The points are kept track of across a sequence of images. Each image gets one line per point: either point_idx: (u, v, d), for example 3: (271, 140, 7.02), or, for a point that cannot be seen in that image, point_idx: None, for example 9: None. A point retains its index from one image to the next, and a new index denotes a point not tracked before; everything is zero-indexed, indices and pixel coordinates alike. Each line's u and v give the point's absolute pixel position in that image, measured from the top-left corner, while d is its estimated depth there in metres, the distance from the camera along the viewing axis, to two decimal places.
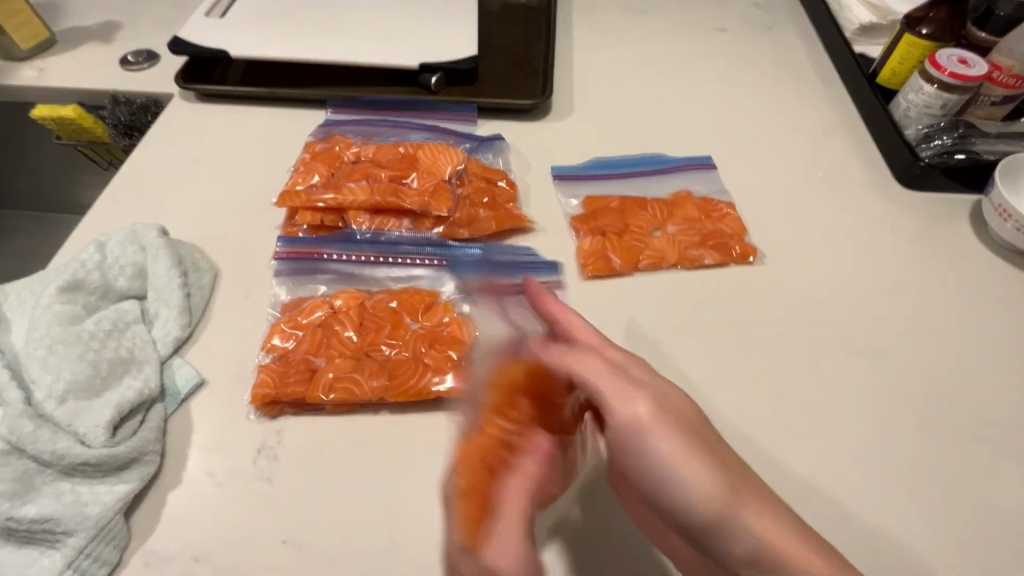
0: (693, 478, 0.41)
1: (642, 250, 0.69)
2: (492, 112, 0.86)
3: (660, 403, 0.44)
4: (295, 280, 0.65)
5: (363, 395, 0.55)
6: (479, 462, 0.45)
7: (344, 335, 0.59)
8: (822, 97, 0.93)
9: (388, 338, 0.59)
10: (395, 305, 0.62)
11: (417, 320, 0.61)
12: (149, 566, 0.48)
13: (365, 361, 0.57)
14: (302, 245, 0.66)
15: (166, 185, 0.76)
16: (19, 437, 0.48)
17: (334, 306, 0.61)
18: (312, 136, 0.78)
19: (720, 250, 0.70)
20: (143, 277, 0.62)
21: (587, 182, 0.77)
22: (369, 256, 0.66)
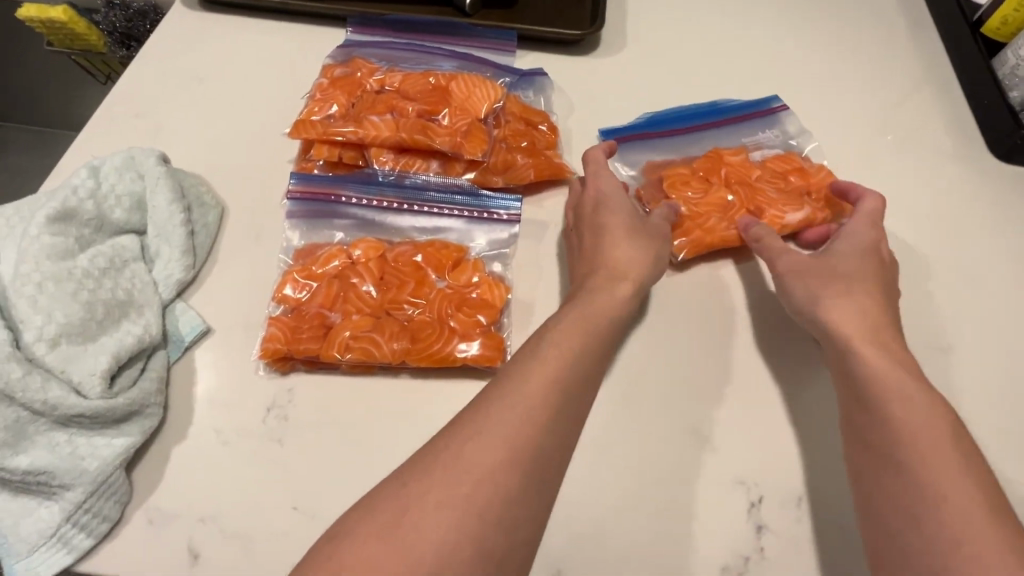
0: (839, 309, 0.49)
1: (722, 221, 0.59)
2: (534, 42, 0.76)
3: (857, 229, 0.55)
4: (310, 224, 0.59)
5: (382, 358, 0.50)
6: (735, 178, 0.62)
7: (362, 290, 0.53)
8: (910, 47, 0.81)
9: (411, 297, 0.53)
10: (419, 259, 0.55)
11: (443, 279, 0.55)
12: (152, 524, 0.45)
13: (385, 321, 0.52)
14: (317, 183, 0.59)
15: (168, 104, 0.68)
16: (6, 383, 0.43)
17: (352, 257, 0.56)
18: (329, 57, 0.69)
19: (804, 208, 0.60)
20: (143, 210, 0.56)
21: (645, 146, 0.67)
22: (390, 202, 0.59)
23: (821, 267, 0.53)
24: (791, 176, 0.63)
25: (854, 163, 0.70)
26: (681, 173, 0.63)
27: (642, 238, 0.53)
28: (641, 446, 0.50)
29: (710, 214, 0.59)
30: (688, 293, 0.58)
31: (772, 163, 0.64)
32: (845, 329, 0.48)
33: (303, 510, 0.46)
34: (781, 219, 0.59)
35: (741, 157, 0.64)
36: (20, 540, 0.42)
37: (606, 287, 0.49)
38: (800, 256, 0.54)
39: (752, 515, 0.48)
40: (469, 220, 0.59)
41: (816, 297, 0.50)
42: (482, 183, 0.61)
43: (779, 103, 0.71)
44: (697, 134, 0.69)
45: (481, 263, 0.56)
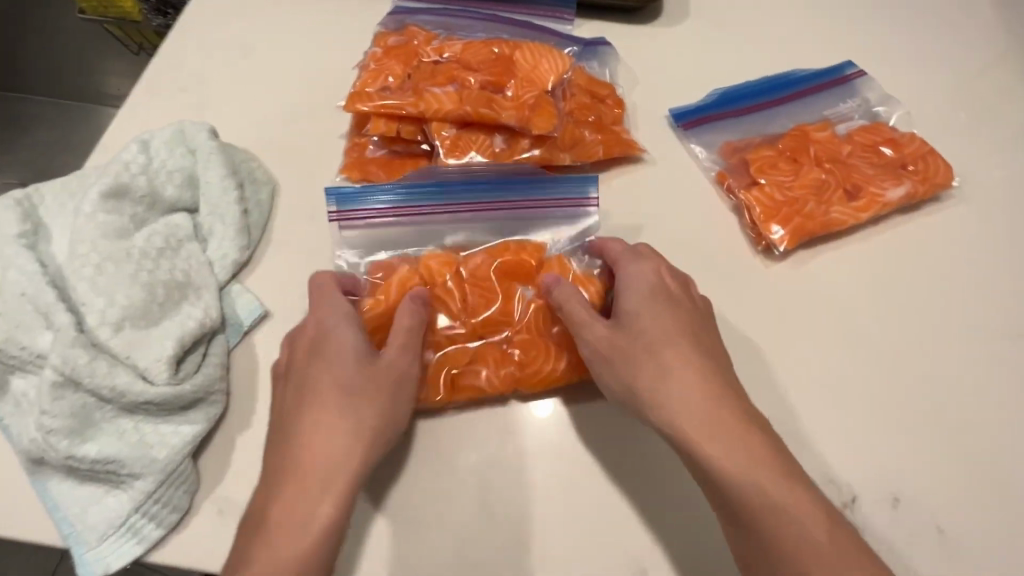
0: (668, 403, 0.41)
1: (817, 203, 0.56)
2: (593, 10, 0.72)
3: (631, 278, 0.47)
4: (371, 247, 0.53)
5: (495, 389, 0.47)
6: (823, 157, 0.58)
7: (446, 317, 0.49)
8: (997, 16, 0.76)
9: (503, 317, 0.49)
10: (501, 270, 0.50)
11: (530, 287, 0.50)
12: (222, 514, 0.43)
13: (483, 348, 0.48)
14: (367, 202, 0.52)
15: (212, 73, 0.65)
16: (74, 369, 0.42)
17: (427, 281, 0.50)
18: (381, 25, 0.65)
19: (902, 179, 0.57)
20: (194, 187, 0.54)
21: (720, 127, 0.63)
22: (458, 211, 0.53)
23: (621, 339, 0.44)
24: (884, 149, 0.59)
25: (941, 139, 0.65)
26: (767, 154, 0.59)
27: (344, 392, 0.42)
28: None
29: (804, 196, 0.56)
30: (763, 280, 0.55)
31: (861, 135, 0.60)
32: (676, 413, 0.41)
33: (371, 502, 0.44)
34: (883, 196, 0.56)
35: (828, 133, 0.60)
36: (90, 529, 0.41)
37: (342, 429, 0.41)
38: (599, 327, 0.45)
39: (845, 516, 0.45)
40: (546, 219, 0.54)
41: (632, 383, 0.43)
42: (547, 161, 0.56)
43: (853, 69, 0.67)
44: (772, 111, 0.64)
45: (567, 260, 0.52)
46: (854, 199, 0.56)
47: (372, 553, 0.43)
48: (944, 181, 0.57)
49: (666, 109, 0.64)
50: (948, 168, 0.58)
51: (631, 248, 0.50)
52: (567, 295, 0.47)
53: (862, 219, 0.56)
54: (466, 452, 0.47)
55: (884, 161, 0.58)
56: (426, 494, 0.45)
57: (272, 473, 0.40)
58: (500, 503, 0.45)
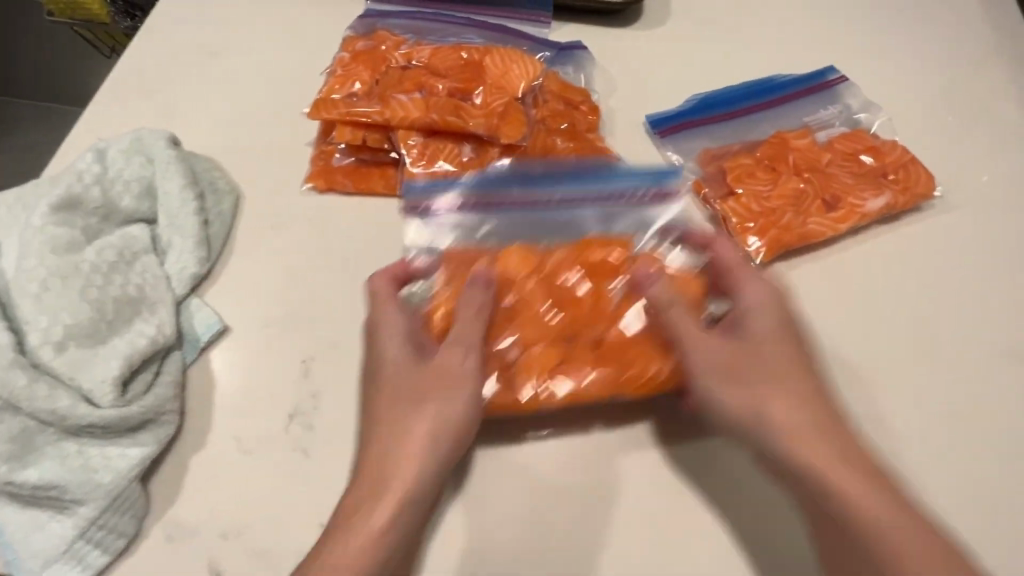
0: (778, 418, 0.40)
1: (795, 213, 0.54)
2: (572, 13, 0.70)
3: (755, 300, 0.44)
4: (444, 230, 0.52)
5: (591, 394, 0.45)
6: (801, 165, 0.57)
7: (538, 312, 0.46)
8: (986, 14, 0.74)
9: (599, 314, 0.47)
10: (585, 262, 0.48)
11: (617, 279, 0.48)
12: (172, 539, 0.42)
13: (570, 347, 0.46)
14: (443, 186, 0.52)
15: (178, 78, 0.63)
16: (12, 393, 0.41)
17: (507, 272, 0.48)
18: (350, 28, 0.63)
19: (882, 188, 0.55)
20: (152, 197, 0.52)
21: (694, 134, 0.61)
22: (533, 200, 0.53)
23: (749, 353, 0.43)
24: (866, 156, 0.57)
25: (927, 145, 0.63)
26: (744, 161, 0.57)
27: (423, 398, 0.41)
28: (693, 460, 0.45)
29: (780, 207, 0.54)
30: None
31: (841, 142, 0.58)
32: (785, 423, 0.40)
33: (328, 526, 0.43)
34: (861, 207, 0.55)
35: (807, 140, 0.58)
36: (29, 558, 0.40)
37: (420, 433, 0.40)
38: (712, 340, 0.43)
39: None
40: (640, 204, 0.53)
41: (740, 406, 0.41)
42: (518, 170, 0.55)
43: (834, 75, 0.65)
44: (752, 118, 0.63)
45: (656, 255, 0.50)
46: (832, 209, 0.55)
47: None
48: (924, 191, 0.56)
49: (644, 115, 0.63)
50: (929, 177, 0.56)
51: (746, 262, 0.47)
52: (655, 288, 0.45)
53: (842, 229, 0.54)
54: None
55: (863, 169, 0.57)
56: None
57: (370, 490, 0.39)
58: (461, 526, 0.43)
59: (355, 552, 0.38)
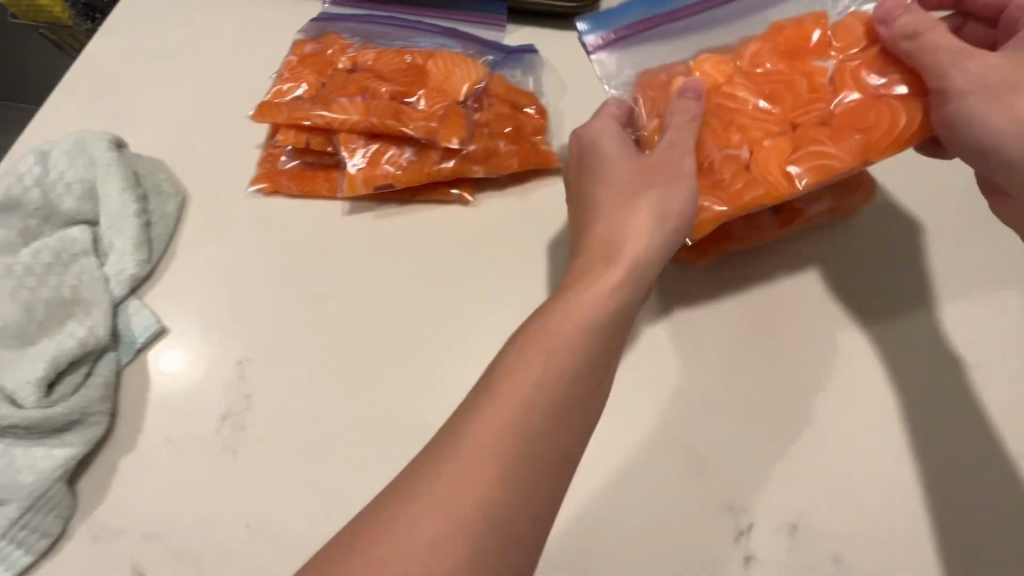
0: None
1: (747, 152, 0.46)
2: (526, 17, 0.70)
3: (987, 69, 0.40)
4: (628, 59, 0.52)
5: (845, 165, 0.43)
6: None
7: (753, 108, 0.46)
8: None
9: (813, 92, 0.46)
10: (783, 57, 0.47)
11: (829, 57, 0.46)
12: (96, 539, 0.42)
13: (802, 129, 0.45)
14: (622, 24, 0.52)
15: (129, 78, 0.63)
16: None
17: (715, 81, 0.48)
18: (301, 32, 0.63)
19: (892, 117, 0.43)
20: (94, 198, 0.52)
21: (641, 42, 0.52)
22: (696, 7, 0.52)
23: (1007, 88, 0.39)
24: None
25: None
26: (712, 77, 0.48)
27: (610, 261, 0.39)
28: (619, 462, 0.46)
29: None
30: (680, 295, 0.52)
31: None
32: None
33: (253, 527, 0.43)
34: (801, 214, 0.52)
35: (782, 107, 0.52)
36: None
37: (564, 337, 0.36)
38: (970, 66, 0.40)
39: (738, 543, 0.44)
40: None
41: (1015, 128, 0.38)
42: (461, 174, 0.55)
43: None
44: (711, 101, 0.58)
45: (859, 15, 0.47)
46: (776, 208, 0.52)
47: None
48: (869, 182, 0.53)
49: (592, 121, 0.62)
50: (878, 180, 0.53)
51: (1011, 1, 0.45)
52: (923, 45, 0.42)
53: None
54: (355, 476, 0.46)
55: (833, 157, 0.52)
56: (309, 518, 0.44)
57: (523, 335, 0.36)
58: None
59: (551, 347, 0.35)
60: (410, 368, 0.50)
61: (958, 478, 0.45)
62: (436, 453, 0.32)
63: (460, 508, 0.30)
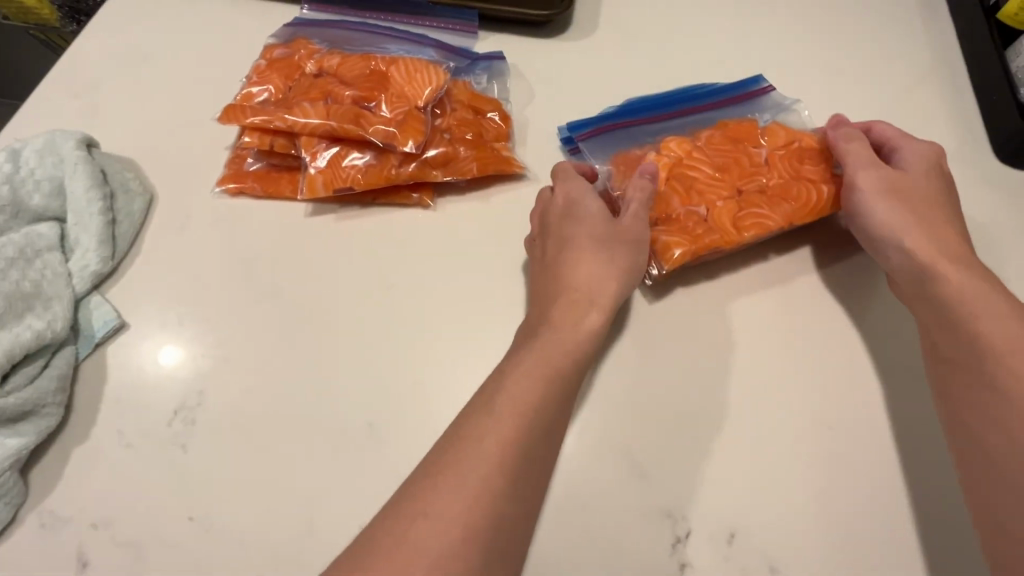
0: (916, 245, 0.47)
1: (704, 211, 0.52)
2: (498, 23, 0.71)
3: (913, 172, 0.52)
4: (606, 148, 0.58)
5: (778, 225, 0.51)
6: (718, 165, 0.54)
7: (706, 177, 0.53)
8: (920, 31, 0.73)
9: (754, 169, 0.54)
10: (730, 138, 0.56)
11: (761, 147, 0.55)
12: (44, 527, 0.44)
13: (745, 197, 0.52)
14: (601, 123, 0.60)
15: (106, 78, 0.65)
16: None
17: (674, 155, 0.55)
18: (273, 37, 0.64)
19: (815, 194, 0.52)
20: (63, 196, 0.54)
21: (618, 139, 0.59)
22: (663, 116, 0.60)
23: (901, 186, 0.50)
24: (806, 161, 0.54)
25: None
26: (675, 151, 0.55)
27: (589, 307, 0.46)
28: (560, 465, 0.46)
29: (686, 213, 0.52)
30: (629, 304, 0.53)
31: (754, 148, 0.55)
32: (922, 251, 0.47)
33: (199, 520, 0.44)
34: (767, 224, 0.51)
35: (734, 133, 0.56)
36: None
37: (528, 400, 0.41)
38: (878, 170, 0.51)
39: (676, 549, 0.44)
40: (765, 101, 0.60)
41: (891, 219, 0.48)
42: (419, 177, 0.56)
43: (766, 86, 0.62)
44: (672, 124, 0.60)
45: (782, 124, 0.57)
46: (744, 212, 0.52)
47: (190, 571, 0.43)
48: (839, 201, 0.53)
49: (558, 127, 0.63)
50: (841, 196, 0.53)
51: (912, 133, 0.55)
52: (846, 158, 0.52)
53: (742, 238, 0.50)
54: (301, 473, 0.46)
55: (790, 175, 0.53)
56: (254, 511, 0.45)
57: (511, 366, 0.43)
58: (326, 526, 0.45)
59: (528, 390, 0.41)
60: (361, 368, 0.51)
61: (893, 491, 0.46)
62: (411, 506, 0.36)
63: (442, 545, 0.34)
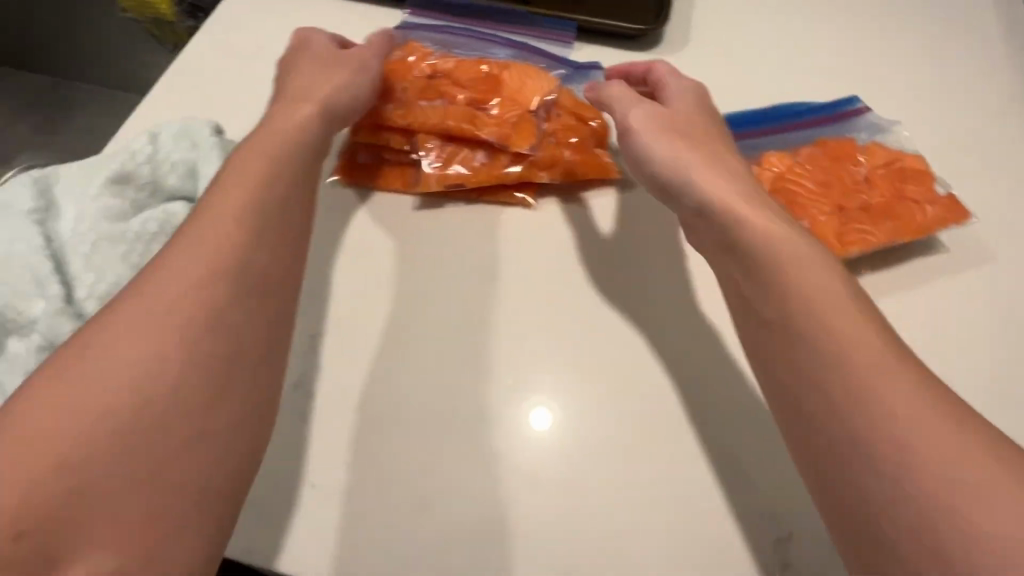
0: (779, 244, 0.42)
1: (807, 223, 0.53)
2: (593, 35, 0.74)
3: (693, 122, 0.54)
4: None
5: (881, 242, 0.52)
6: (819, 182, 0.56)
7: (809, 193, 0.55)
8: (1013, 56, 0.74)
9: (856, 186, 0.55)
10: (832, 156, 0.57)
11: (863, 164, 0.56)
12: None
13: (849, 214, 0.54)
14: None
15: (227, 71, 0.69)
16: (58, 337, 0.46)
17: (776, 171, 0.57)
18: (383, 40, 0.68)
19: (919, 213, 0.53)
20: (194, 178, 0.57)
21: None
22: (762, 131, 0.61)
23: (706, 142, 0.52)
24: (908, 181, 0.55)
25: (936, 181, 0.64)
26: (777, 166, 0.57)
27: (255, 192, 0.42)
28: (637, 461, 0.48)
29: None
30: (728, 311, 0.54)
31: (855, 165, 0.56)
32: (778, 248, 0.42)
33: (320, 488, 0.47)
34: (871, 240, 0.52)
35: (836, 151, 0.57)
36: None
37: (196, 275, 0.37)
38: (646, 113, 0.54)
39: (778, 548, 0.45)
40: (864, 119, 0.61)
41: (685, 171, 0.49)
42: (525, 179, 0.59)
43: (861, 104, 0.62)
44: (771, 138, 0.60)
45: (881, 143, 0.58)
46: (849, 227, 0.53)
47: (313, 535, 0.45)
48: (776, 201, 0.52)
49: None
50: (949, 215, 0.53)
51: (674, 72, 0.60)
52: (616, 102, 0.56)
53: (847, 253, 0.52)
54: (413, 450, 0.48)
55: (893, 193, 0.54)
56: (369, 484, 0.47)
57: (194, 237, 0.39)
58: (438, 502, 0.46)
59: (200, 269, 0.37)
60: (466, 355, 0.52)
61: None
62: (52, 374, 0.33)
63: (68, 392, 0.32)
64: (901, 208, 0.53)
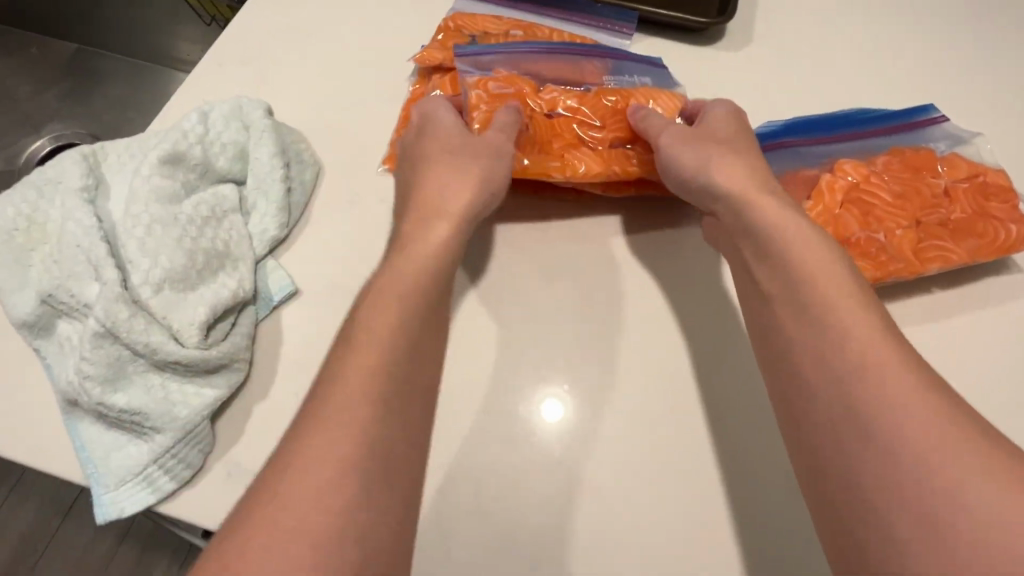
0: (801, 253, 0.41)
1: (884, 237, 0.51)
2: (653, 26, 0.71)
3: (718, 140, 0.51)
4: (775, 163, 0.56)
5: (961, 261, 0.50)
6: (897, 194, 0.53)
7: (887, 204, 0.52)
8: None
9: (934, 200, 0.53)
10: (909, 168, 0.54)
11: (941, 178, 0.54)
12: (230, 478, 0.46)
13: (925, 230, 0.52)
14: (769, 137, 0.57)
15: (274, 49, 0.67)
16: (114, 323, 0.45)
17: (851, 180, 0.54)
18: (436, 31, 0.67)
19: (1002, 231, 0.51)
20: (244, 161, 0.56)
21: (790, 154, 0.56)
22: (832, 137, 0.58)
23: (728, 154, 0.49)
24: (990, 198, 0.53)
25: None
26: (852, 174, 0.54)
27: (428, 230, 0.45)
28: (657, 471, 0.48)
29: (867, 239, 0.51)
30: None
31: (932, 178, 0.54)
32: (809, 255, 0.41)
33: None
34: (950, 258, 0.50)
35: (913, 162, 0.55)
36: (109, 472, 0.44)
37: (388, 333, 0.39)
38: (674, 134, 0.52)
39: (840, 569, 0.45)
40: (940, 131, 0.58)
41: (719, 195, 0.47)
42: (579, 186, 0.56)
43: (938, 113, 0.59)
44: (842, 145, 0.57)
45: (961, 155, 0.56)
46: (927, 244, 0.51)
47: None
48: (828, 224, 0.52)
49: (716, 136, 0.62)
50: None
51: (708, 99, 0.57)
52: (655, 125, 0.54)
53: (925, 271, 0.50)
54: (474, 455, 0.48)
55: (973, 210, 0.52)
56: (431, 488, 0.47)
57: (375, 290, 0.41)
58: (499, 509, 0.46)
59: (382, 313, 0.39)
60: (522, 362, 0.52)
61: None
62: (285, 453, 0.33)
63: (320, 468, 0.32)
64: (983, 226, 0.51)
